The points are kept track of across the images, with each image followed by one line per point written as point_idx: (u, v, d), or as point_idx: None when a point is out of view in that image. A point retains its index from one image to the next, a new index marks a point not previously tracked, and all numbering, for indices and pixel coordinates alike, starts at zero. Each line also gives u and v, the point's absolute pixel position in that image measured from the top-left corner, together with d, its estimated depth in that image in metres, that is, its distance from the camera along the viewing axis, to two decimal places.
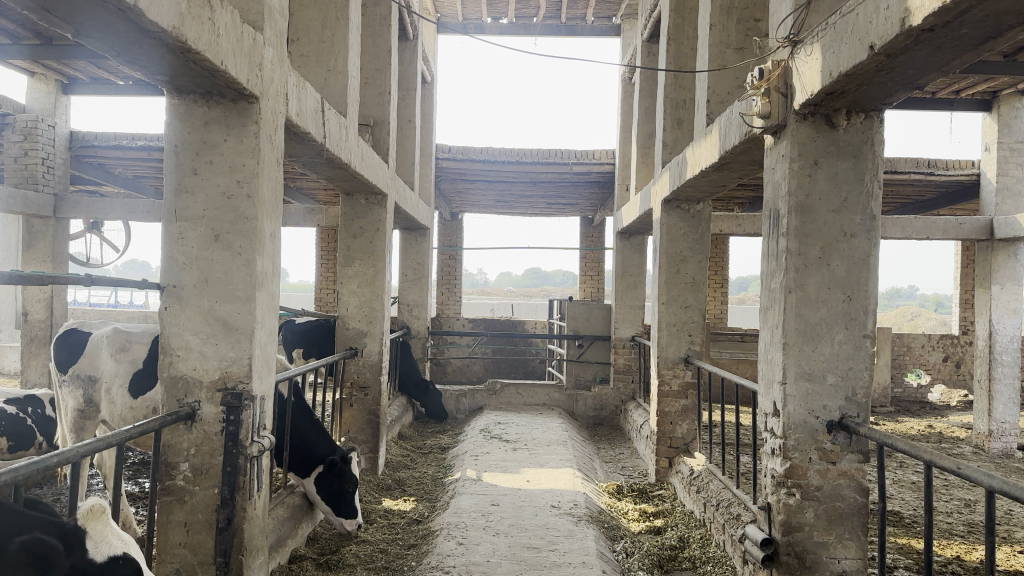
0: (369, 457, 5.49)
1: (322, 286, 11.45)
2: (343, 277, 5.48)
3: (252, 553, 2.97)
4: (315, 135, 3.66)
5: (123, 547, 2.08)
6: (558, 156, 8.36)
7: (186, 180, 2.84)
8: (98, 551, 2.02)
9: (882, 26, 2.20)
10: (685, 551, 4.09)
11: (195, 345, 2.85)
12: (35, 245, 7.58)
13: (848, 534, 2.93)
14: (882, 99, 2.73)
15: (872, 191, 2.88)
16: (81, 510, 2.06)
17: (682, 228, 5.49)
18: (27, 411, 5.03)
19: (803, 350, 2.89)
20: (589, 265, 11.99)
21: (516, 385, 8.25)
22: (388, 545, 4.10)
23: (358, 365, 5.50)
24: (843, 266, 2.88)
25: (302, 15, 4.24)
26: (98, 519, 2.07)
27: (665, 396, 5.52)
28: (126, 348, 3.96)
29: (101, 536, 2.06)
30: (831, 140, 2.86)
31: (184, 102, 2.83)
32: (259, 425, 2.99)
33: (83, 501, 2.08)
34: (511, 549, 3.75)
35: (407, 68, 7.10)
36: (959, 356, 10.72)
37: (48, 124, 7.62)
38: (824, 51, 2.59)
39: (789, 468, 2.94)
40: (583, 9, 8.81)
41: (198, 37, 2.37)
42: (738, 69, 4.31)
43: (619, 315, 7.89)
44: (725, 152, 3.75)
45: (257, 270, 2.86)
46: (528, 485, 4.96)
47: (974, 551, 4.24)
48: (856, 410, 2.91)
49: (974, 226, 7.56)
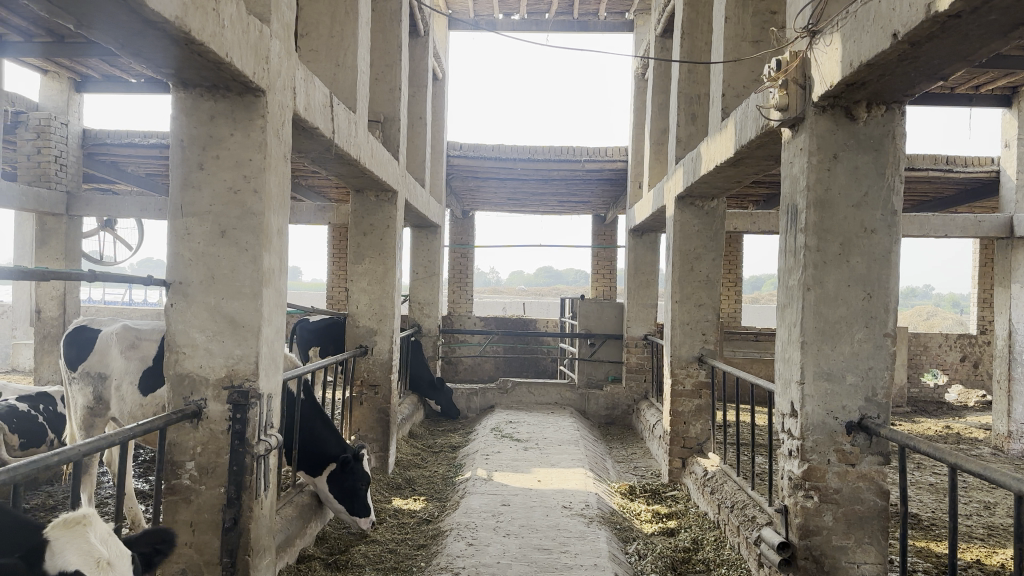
0: (379, 456, 5.48)
1: (333, 284, 11.45)
2: (353, 274, 5.44)
3: (259, 553, 2.91)
4: (323, 129, 3.62)
5: (88, 566, 1.90)
6: (570, 153, 8.31)
7: (191, 175, 2.80)
8: (52, 563, 1.87)
9: (907, 14, 2.13)
10: (698, 553, 4.01)
11: (201, 343, 2.81)
12: (48, 243, 7.64)
13: (868, 538, 2.86)
14: (904, 91, 2.66)
15: (894, 185, 2.80)
16: (59, 518, 1.97)
17: (696, 225, 5.40)
18: (38, 408, 5.02)
19: (822, 349, 2.82)
20: (601, 263, 11.92)
21: (528, 384, 8.17)
22: (399, 545, 4.04)
23: (368, 363, 5.45)
24: (864, 262, 2.81)
25: (312, 10, 4.19)
26: (70, 529, 1.95)
27: (679, 395, 5.44)
28: (136, 345, 3.94)
29: (62, 548, 1.90)
30: (852, 134, 2.79)
31: (191, 96, 2.79)
32: (267, 423, 2.94)
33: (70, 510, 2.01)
34: (521, 550, 3.69)
35: (418, 65, 7.05)
36: (977, 356, 10.56)
37: (60, 122, 7.59)
38: (845, 41, 2.52)
39: (807, 470, 2.86)
40: (596, 5, 8.74)
41: (203, 28, 2.32)
42: (755, 62, 4.21)
43: (632, 313, 7.82)
44: (742, 148, 3.67)
45: (264, 267, 2.81)
46: (539, 485, 4.90)
47: (995, 554, 4.15)
48: (877, 411, 2.83)
49: (994, 225, 7.44)
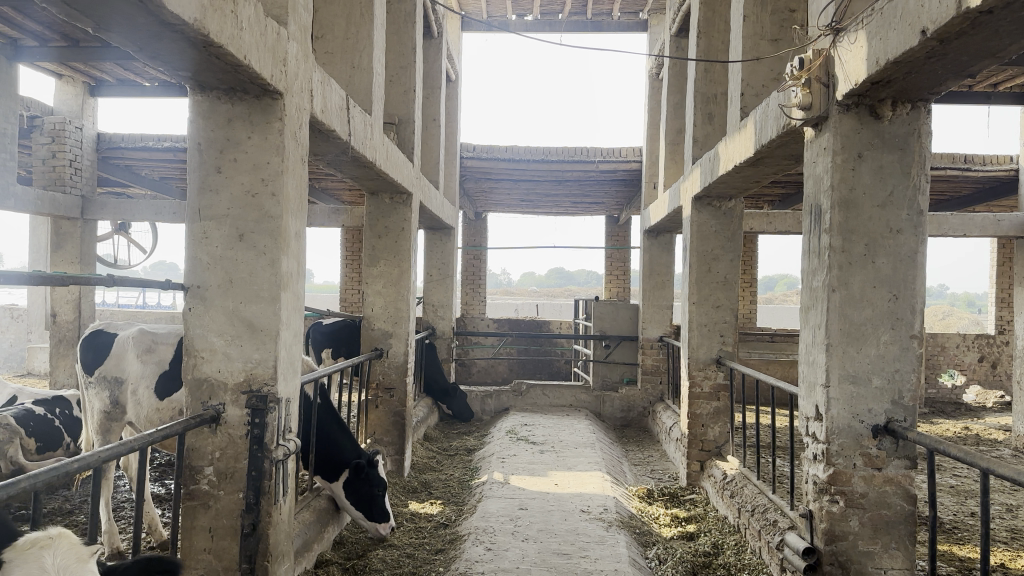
0: (395, 460, 5.46)
1: (346, 286, 11.46)
2: (368, 277, 5.42)
3: (278, 559, 2.90)
4: (340, 132, 3.60)
5: None
6: (584, 154, 8.28)
7: (209, 179, 2.78)
8: None
9: (936, 10, 2.09)
10: (719, 558, 3.96)
11: (220, 347, 2.79)
12: (63, 247, 7.68)
13: (894, 543, 2.81)
14: (930, 89, 2.61)
15: (920, 184, 2.75)
16: (21, 539, 1.88)
17: (713, 226, 5.35)
18: (54, 412, 5.03)
19: (847, 352, 2.77)
20: (614, 264, 11.87)
21: (543, 386, 8.15)
22: (417, 550, 4.02)
23: (384, 366, 5.43)
24: (889, 263, 2.76)
25: (327, 12, 4.18)
26: (27, 550, 1.84)
27: (696, 398, 5.39)
28: (152, 349, 3.95)
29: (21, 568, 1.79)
30: (876, 133, 2.74)
31: (208, 99, 2.77)
32: (285, 428, 2.93)
33: (33, 533, 1.91)
34: (540, 555, 3.66)
35: (432, 66, 7.04)
36: (995, 357, 10.44)
37: (75, 126, 7.64)
38: (870, 38, 2.48)
39: (833, 474, 2.82)
40: (610, 5, 8.71)
41: (221, 31, 2.30)
42: (775, 60, 4.16)
43: (647, 315, 7.77)
44: (762, 147, 3.62)
45: (282, 270, 2.79)
46: (556, 489, 4.86)
47: (1020, 559, 4.08)
48: (903, 414, 2.78)
49: (1013, 223, 7.36)
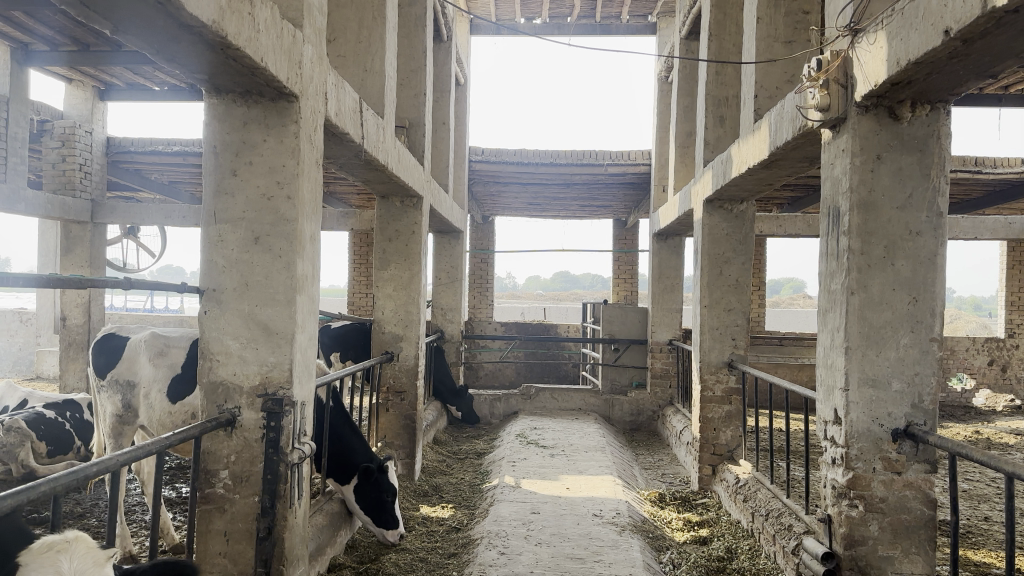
0: (405, 463, 5.45)
1: (355, 289, 11.48)
2: (378, 280, 5.41)
3: (292, 562, 2.89)
4: (353, 134, 3.59)
5: None
6: (593, 157, 8.25)
7: (224, 182, 2.78)
8: None
9: (959, 9, 2.07)
10: (734, 562, 3.93)
11: (235, 350, 2.79)
12: (73, 251, 7.74)
13: (914, 548, 2.79)
14: (950, 90, 2.59)
15: (939, 186, 2.73)
16: (37, 543, 1.86)
17: (725, 228, 5.32)
18: (65, 416, 5.02)
19: (866, 356, 2.75)
20: (622, 268, 11.85)
21: (551, 390, 8.15)
22: (429, 554, 4.00)
23: (394, 369, 5.42)
24: (908, 266, 2.74)
25: (339, 15, 4.18)
26: (42, 555, 1.83)
27: (708, 401, 5.37)
28: (165, 352, 3.94)
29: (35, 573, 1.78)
30: (895, 134, 2.72)
31: (223, 102, 2.77)
32: (301, 431, 2.92)
33: (56, 535, 1.90)
34: (554, 559, 3.64)
35: (441, 70, 7.06)
36: (1005, 360, 10.39)
37: (85, 130, 7.60)
38: (890, 39, 2.46)
39: (852, 478, 2.80)
40: (619, 8, 8.71)
41: (238, 33, 2.30)
42: (788, 62, 4.15)
43: (656, 319, 7.70)
44: (777, 150, 3.61)
45: (298, 273, 2.78)
46: (567, 493, 4.84)
47: None
48: (923, 418, 2.75)
49: None
